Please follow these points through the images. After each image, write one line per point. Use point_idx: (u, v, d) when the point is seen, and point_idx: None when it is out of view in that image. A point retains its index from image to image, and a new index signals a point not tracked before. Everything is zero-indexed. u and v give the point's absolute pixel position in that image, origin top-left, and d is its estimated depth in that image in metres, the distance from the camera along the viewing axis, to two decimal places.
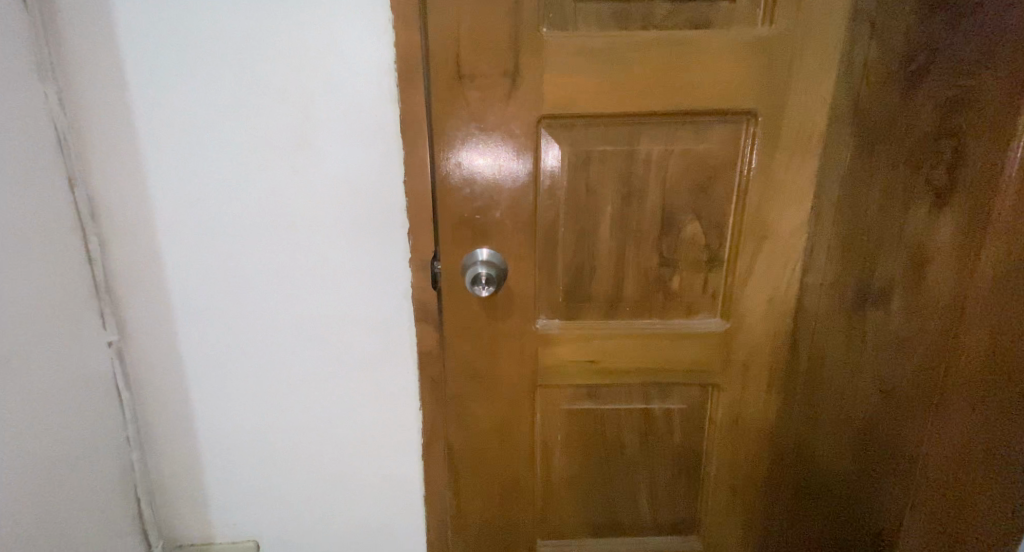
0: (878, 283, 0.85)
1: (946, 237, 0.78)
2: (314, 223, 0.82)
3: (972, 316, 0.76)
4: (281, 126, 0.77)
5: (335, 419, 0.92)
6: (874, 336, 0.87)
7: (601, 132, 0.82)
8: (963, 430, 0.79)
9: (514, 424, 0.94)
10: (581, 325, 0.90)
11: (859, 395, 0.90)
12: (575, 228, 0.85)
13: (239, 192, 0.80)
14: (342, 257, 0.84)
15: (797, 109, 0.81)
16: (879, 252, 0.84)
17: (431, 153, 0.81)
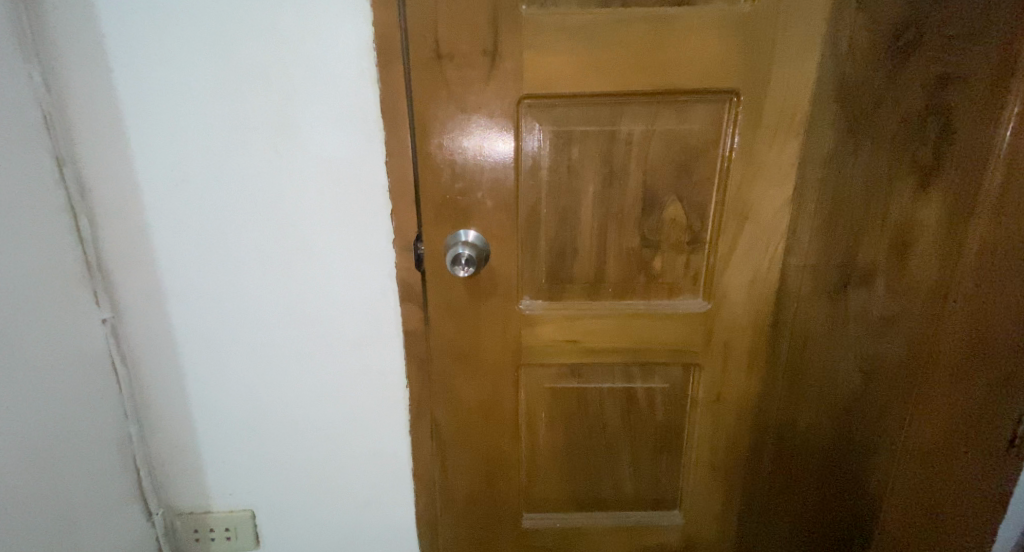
0: (862, 264, 0.87)
1: (932, 216, 0.84)
2: (298, 204, 0.83)
3: (951, 303, 0.84)
4: (263, 108, 0.78)
5: (324, 395, 0.95)
6: (856, 317, 0.89)
7: (583, 112, 0.82)
8: (946, 402, 0.88)
9: (499, 401, 0.96)
10: (564, 306, 0.91)
11: (844, 373, 0.93)
12: (558, 208, 0.86)
13: (224, 173, 0.81)
14: (326, 238, 0.85)
15: (780, 87, 0.79)
16: (863, 234, 0.86)
17: (412, 134, 0.81)
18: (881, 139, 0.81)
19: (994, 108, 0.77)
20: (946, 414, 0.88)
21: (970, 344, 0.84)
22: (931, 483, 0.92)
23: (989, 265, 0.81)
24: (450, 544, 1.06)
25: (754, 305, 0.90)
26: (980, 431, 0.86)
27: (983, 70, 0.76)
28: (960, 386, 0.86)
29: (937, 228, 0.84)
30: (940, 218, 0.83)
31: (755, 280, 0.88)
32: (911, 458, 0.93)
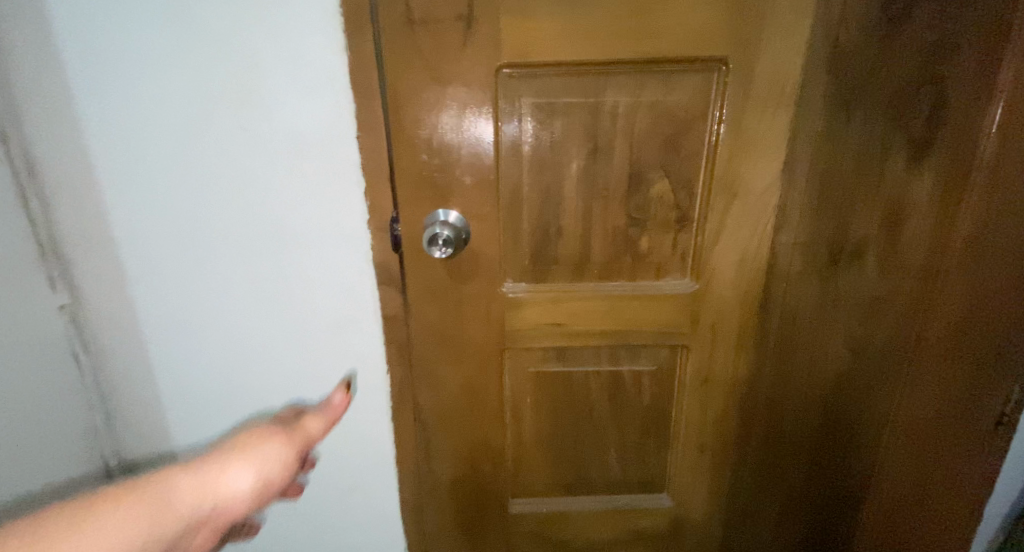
0: (853, 241, 0.85)
1: (923, 191, 0.82)
2: (266, 183, 0.79)
3: (942, 280, 0.83)
4: (225, 79, 0.73)
5: (302, 382, 0.91)
6: (847, 295, 0.88)
7: (566, 83, 0.78)
8: (933, 380, 0.87)
9: (482, 386, 0.93)
10: (549, 288, 0.88)
11: (832, 354, 0.92)
12: (541, 185, 0.83)
13: (186, 150, 0.76)
14: (297, 219, 0.81)
15: (771, 55, 0.76)
16: (854, 209, 0.83)
17: (385, 107, 0.77)
18: (876, 110, 0.78)
19: (986, 79, 0.74)
20: (935, 394, 0.87)
21: (961, 319, 0.82)
22: (923, 465, 0.91)
23: (982, 240, 0.78)
24: (435, 531, 1.04)
25: (743, 285, 0.87)
26: (970, 413, 0.85)
27: (976, 36, 0.74)
28: (948, 364, 0.85)
29: (929, 203, 0.82)
30: (930, 198, 0.81)
31: (745, 259, 0.85)
32: (899, 438, 0.92)
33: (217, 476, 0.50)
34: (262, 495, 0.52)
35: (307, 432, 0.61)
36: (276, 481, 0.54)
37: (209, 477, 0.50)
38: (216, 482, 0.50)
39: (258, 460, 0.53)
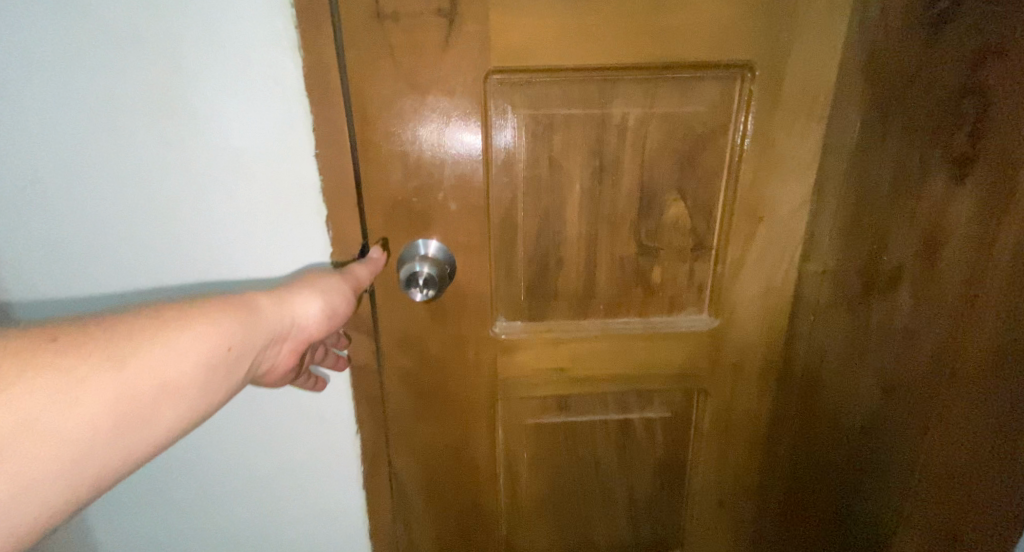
0: (885, 270, 0.72)
1: (963, 210, 0.64)
2: (206, 212, 0.66)
3: (978, 311, 0.65)
4: (148, 89, 0.60)
5: (254, 448, 0.76)
6: (880, 330, 0.73)
7: (566, 91, 0.66)
8: (969, 424, 0.68)
9: (471, 442, 0.80)
10: (548, 327, 0.75)
11: (861, 392, 0.77)
12: (538, 211, 0.70)
13: (103, 174, 0.63)
14: (245, 253, 0.68)
15: (800, 58, 0.66)
16: (889, 230, 0.70)
17: (351, 119, 0.65)
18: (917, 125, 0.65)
19: None
20: (964, 440, 0.69)
21: (1004, 344, 0.64)
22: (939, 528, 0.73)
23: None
24: None
25: (767, 319, 0.77)
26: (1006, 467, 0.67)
27: None
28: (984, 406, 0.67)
29: (970, 219, 0.64)
30: (967, 220, 0.64)
31: (770, 290, 0.75)
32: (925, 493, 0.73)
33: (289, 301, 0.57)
34: (328, 321, 0.60)
35: (355, 278, 0.64)
36: (341, 312, 0.61)
37: (281, 301, 0.57)
38: (290, 307, 0.57)
39: (325, 291, 0.60)
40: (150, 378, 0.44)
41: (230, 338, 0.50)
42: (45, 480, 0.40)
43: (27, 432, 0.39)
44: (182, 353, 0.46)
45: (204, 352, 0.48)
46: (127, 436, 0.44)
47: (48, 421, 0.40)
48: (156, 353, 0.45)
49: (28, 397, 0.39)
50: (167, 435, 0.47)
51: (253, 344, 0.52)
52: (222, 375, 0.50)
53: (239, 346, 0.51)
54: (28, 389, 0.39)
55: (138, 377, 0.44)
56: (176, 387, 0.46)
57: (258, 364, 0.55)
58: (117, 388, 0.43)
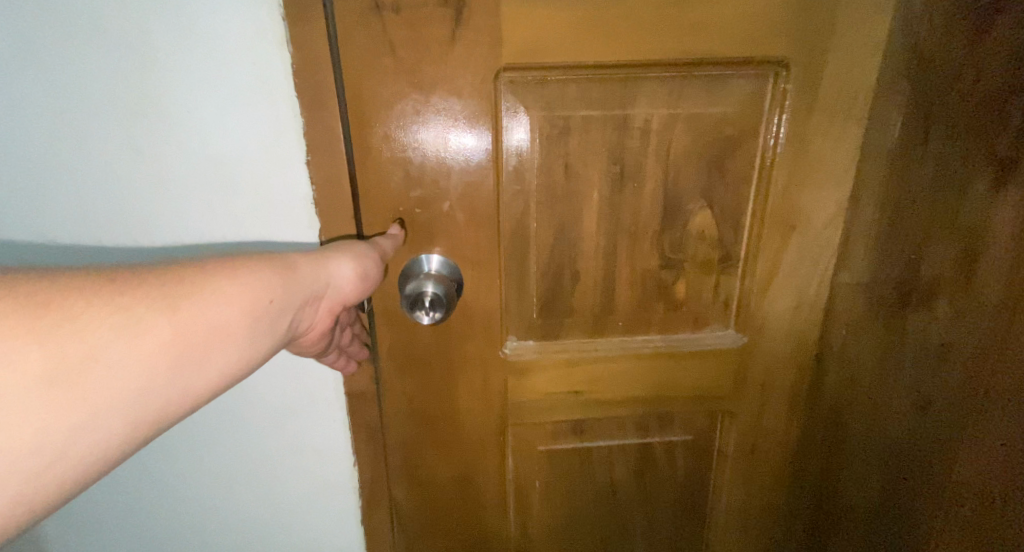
0: (923, 280, 0.62)
1: (1006, 221, 0.52)
2: (189, 221, 0.61)
3: (1011, 343, 0.52)
4: (120, 88, 0.54)
5: (243, 477, 0.70)
6: (912, 347, 0.64)
7: (583, 91, 0.60)
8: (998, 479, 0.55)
9: (480, 473, 0.74)
10: (563, 347, 0.69)
11: (893, 411, 0.67)
12: (553, 222, 0.64)
13: (73, 180, 0.58)
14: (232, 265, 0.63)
15: (840, 54, 0.60)
16: (928, 234, 0.61)
17: (346, 122, 0.59)
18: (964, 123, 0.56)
19: None
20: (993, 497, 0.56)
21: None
22: None
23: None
24: None
25: (798, 335, 0.71)
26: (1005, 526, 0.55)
27: None
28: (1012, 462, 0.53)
29: (1016, 234, 0.51)
30: (1010, 233, 0.52)
31: (801, 305, 0.70)
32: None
33: (323, 261, 0.53)
34: (362, 285, 0.55)
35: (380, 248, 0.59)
36: (374, 275, 0.56)
37: (317, 260, 0.53)
38: (324, 266, 0.53)
39: (358, 253, 0.56)
40: (201, 321, 0.43)
41: (274, 289, 0.48)
42: (110, 415, 0.38)
43: (94, 363, 0.37)
44: (231, 299, 0.45)
45: (249, 301, 0.46)
46: (184, 378, 0.42)
47: (113, 353, 0.38)
48: (205, 297, 0.43)
49: (93, 329, 0.37)
50: (219, 382, 0.44)
51: (295, 299, 0.50)
52: (266, 327, 0.47)
53: (281, 299, 0.48)
54: (93, 319, 0.38)
55: (191, 318, 0.42)
56: (224, 333, 0.44)
57: (296, 324, 0.52)
58: (174, 328, 0.41)
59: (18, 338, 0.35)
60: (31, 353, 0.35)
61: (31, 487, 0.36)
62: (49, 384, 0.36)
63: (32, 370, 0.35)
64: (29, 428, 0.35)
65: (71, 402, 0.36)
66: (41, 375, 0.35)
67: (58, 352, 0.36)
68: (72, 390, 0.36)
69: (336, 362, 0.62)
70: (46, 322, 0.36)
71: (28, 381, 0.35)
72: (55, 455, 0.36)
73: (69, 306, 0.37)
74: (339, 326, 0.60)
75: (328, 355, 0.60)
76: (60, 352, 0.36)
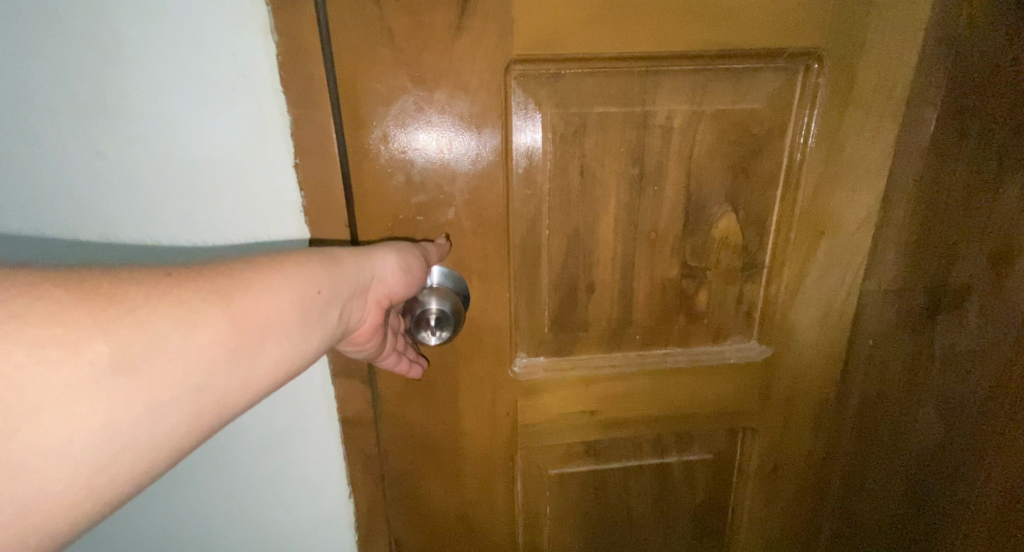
0: (953, 285, 0.58)
1: None
2: (162, 234, 0.53)
3: None
4: (77, 84, 0.47)
5: (227, 514, 0.64)
6: (941, 355, 0.60)
7: (600, 85, 0.55)
8: None
9: (488, 499, 0.69)
10: (577, 365, 0.64)
11: (917, 421, 0.63)
12: (568, 229, 0.59)
13: (24, 188, 0.50)
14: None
15: (875, 45, 0.56)
16: (961, 236, 0.56)
17: (339, 121, 0.53)
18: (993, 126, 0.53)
19: None
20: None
21: None
22: None
23: None
24: None
25: (823, 346, 0.67)
26: None
27: None
28: None
29: None
30: None
31: (828, 315, 0.66)
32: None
33: (369, 254, 0.49)
34: (409, 278, 0.51)
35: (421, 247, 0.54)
36: (420, 270, 0.52)
37: (363, 253, 0.49)
38: (369, 261, 0.49)
39: (401, 249, 0.52)
40: (257, 310, 0.39)
41: (321, 279, 0.44)
42: (172, 408, 0.35)
43: (155, 352, 0.34)
44: (281, 292, 0.41)
45: (301, 291, 0.42)
46: (240, 375, 0.38)
47: (174, 341, 0.35)
48: (259, 284, 0.40)
49: (150, 321, 0.34)
50: (277, 377, 0.41)
51: (345, 289, 0.46)
52: (320, 318, 0.43)
53: (330, 290, 0.44)
54: (152, 306, 0.34)
55: (247, 307, 0.38)
56: (280, 322, 0.40)
57: (348, 318, 0.47)
58: (231, 318, 0.37)
59: (78, 327, 0.32)
60: (92, 342, 0.32)
61: (93, 486, 0.33)
62: (111, 373, 0.32)
63: (93, 361, 0.32)
64: (90, 422, 0.32)
65: (134, 394, 0.33)
66: (103, 364, 0.32)
67: (119, 339, 0.33)
68: (135, 381, 0.33)
69: (395, 367, 0.56)
70: (105, 311, 0.33)
71: (87, 373, 0.32)
72: (118, 451, 0.33)
73: (126, 294, 0.34)
74: (391, 327, 0.55)
75: (387, 358, 0.55)
76: (123, 339, 0.33)
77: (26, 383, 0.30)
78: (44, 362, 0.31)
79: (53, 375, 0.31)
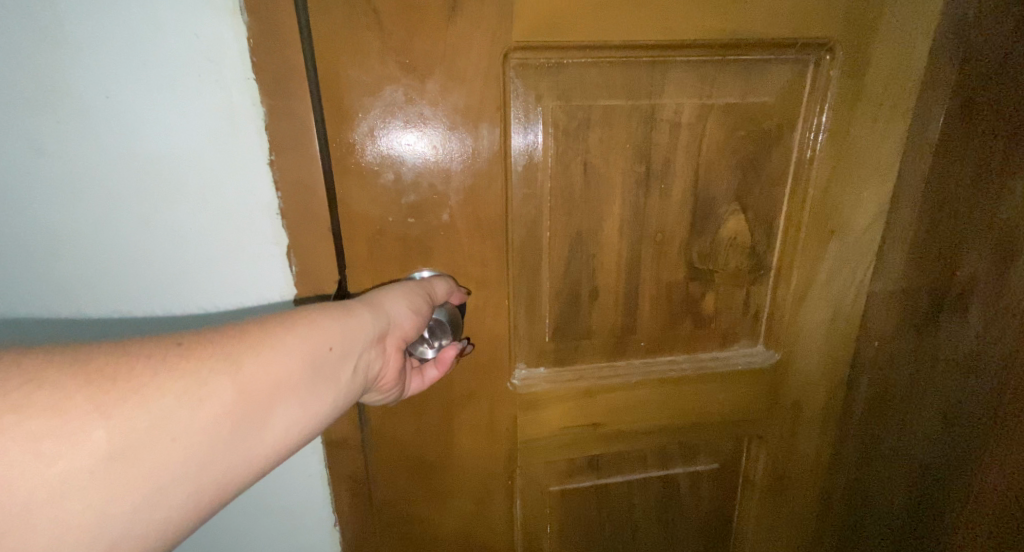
0: (957, 284, 0.58)
1: None
2: (118, 242, 0.48)
3: None
4: (15, 74, 0.42)
5: (206, 547, 0.59)
6: (943, 354, 0.60)
7: (605, 77, 0.51)
8: None
9: (487, 521, 0.64)
10: (579, 376, 0.60)
11: (917, 422, 0.63)
12: (570, 231, 0.55)
13: None
14: (183, 298, 0.51)
15: (890, 35, 0.53)
16: (964, 234, 0.56)
17: (320, 114, 0.47)
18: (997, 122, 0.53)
19: None
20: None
21: None
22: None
23: None
24: None
25: (829, 350, 0.65)
26: None
27: None
28: None
29: None
30: None
31: (836, 317, 0.63)
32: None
33: (381, 300, 0.47)
34: (420, 324, 0.49)
35: (429, 285, 0.51)
36: (428, 312, 0.50)
37: (373, 299, 0.47)
38: (381, 307, 0.47)
39: (408, 288, 0.49)
40: (265, 376, 0.39)
41: (332, 335, 0.43)
42: (172, 489, 0.35)
43: (156, 434, 0.34)
44: (292, 355, 0.40)
45: (311, 351, 0.41)
46: (242, 446, 0.38)
47: (177, 421, 0.35)
48: (267, 350, 0.39)
49: (154, 398, 0.35)
50: (283, 443, 0.40)
51: (359, 343, 0.44)
52: (330, 377, 0.43)
53: (343, 346, 0.43)
54: (155, 386, 0.35)
55: (255, 374, 0.38)
56: (290, 387, 0.40)
57: (364, 369, 0.46)
58: (238, 386, 0.38)
59: (77, 416, 0.32)
60: (91, 431, 0.33)
61: None
62: (109, 461, 0.33)
63: (91, 452, 0.33)
64: (84, 514, 0.32)
65: (132, 481, 0.34)
66: (100, 453, 0.33)
67: (118, 425, 0.33)
68: (133, 466, 0.34)
69: (427, 383, 0.53)
70: (107, 395, 0.33)
71: (84, 464, 0.32)
72: (113, 541, 0.33)
73: (129, 374, 0.35)
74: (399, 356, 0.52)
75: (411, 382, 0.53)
76: (123, 425, 0.33)
77: (18, 480, 0.31)
78: (41, 457, 0.31)
79: (50, 469, 0.32)
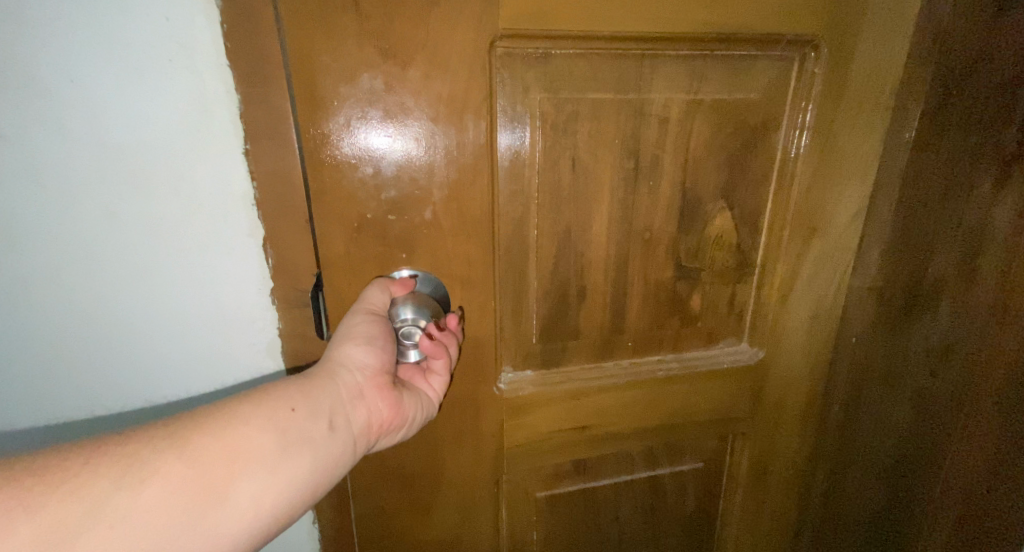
0: (925, 285, 0.59)
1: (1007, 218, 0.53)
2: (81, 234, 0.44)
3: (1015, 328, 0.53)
4: None
5: None
6: (913, 352, 0.62)
7: (593, 70, 0.50)
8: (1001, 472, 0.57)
9: (471, 531, 0.62)
10: (565, 379, 0.58)
11: (886, 416, 0.65)
12: (558, 230, 0.53)
13: None
14: (154, 299, 0.47)
15: (874, 32, 0.53)
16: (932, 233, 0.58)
17: (294, 105, 0.44)
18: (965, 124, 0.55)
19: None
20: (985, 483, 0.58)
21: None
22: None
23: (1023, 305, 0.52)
24: None
25: (812, 347, 0.65)
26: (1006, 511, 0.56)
27: None
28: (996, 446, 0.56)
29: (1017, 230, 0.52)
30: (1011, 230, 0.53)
31: (818, 313, 0.63)
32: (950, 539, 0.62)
33: (336, 348, 0.46)
34: (387, 360, 0.48)
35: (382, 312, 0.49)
36: (392, 346, 0.48)
37: (326, 355, 0.46)
38: (335, 356, 0.46)
39: (352, 326, 0.47)
40: (218, 450, 0.38)
41: (288, 397, 0.42)
42: None
43: (94, 519, 0.34)
44: (246, 425, 0.40)
45: (269, 418, 0.41)
46: (199, 526, 0.37)
47: (117, 504, 0.34)
48: (217, 425, 0.39)
49: (87, 485, 0.34)
50: (251, 516, 0.39)
51: (327, 402, 0.44)
52: (302, 437, 0.42)
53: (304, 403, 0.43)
54: (89, 473, 0.34)
55: (206, 450, 0.38)
56: (253, 457, 0.39)
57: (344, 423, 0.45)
58: (186, 462, 0.37)
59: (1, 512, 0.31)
60: (18, 525, 0.31)
61: None
62: None
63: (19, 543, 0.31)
64: None
65: None
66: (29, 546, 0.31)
67: (46, 516, 0.32)
68: None
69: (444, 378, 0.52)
70: (34, 489, 0.33)
71: None
72: None
73: (58, 467, 0.34)
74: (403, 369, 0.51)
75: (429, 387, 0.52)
76: (52, 517, 0.33)
77: None
78: None
79: None
